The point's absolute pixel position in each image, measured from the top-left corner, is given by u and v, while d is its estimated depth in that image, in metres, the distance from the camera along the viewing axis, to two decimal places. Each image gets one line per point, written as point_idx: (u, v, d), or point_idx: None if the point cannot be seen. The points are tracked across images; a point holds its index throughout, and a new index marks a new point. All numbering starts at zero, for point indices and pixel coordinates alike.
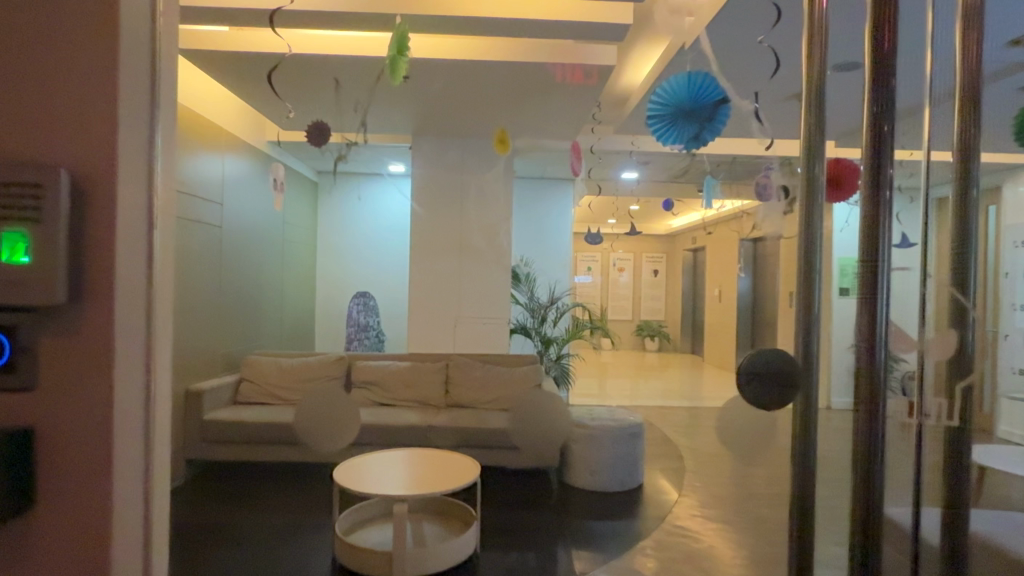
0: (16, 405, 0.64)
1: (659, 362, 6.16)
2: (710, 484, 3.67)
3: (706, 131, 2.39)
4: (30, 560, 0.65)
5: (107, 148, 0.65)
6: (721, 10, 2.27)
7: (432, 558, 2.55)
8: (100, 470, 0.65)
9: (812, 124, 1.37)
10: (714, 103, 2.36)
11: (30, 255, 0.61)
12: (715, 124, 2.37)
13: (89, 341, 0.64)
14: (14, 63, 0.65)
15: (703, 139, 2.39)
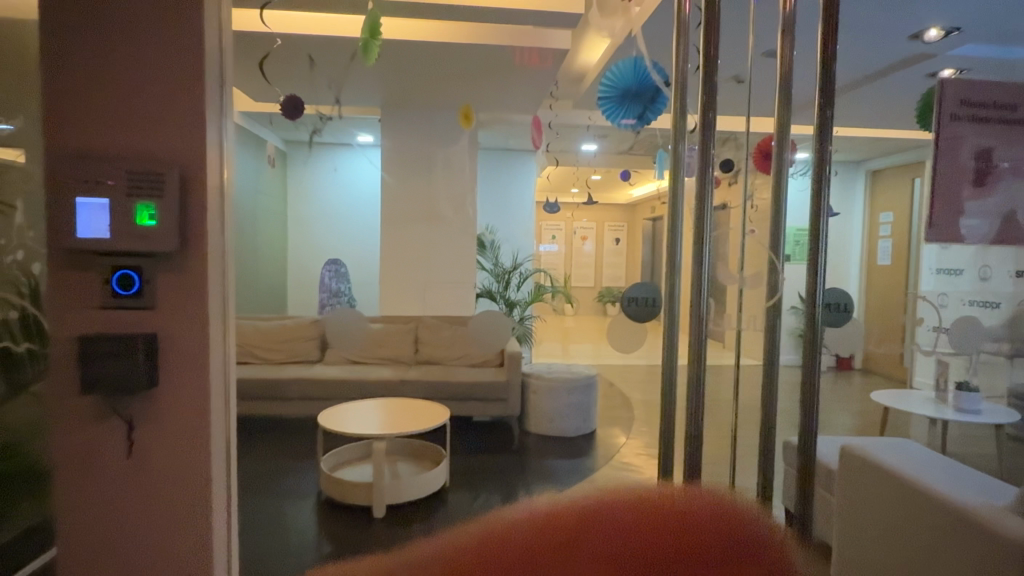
0: (143, 320, 0.90)
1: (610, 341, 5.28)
2: (655, 428, 4.13)
3: (650, 112, 2.69)
4: (155, 429, 0.93)
5: (199, 145, 0.92)
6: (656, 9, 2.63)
7: (406, 491, 2.92)
8: (202, 368, 0.92)
9: (677, 102, 1.23)
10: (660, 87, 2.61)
11: (155, 219, 0.87)
12: (658, 106, 2.66)
13: (193, 276, 0.91)
14: (133, 86, 0.91)
15: (647, 118, 2.71)
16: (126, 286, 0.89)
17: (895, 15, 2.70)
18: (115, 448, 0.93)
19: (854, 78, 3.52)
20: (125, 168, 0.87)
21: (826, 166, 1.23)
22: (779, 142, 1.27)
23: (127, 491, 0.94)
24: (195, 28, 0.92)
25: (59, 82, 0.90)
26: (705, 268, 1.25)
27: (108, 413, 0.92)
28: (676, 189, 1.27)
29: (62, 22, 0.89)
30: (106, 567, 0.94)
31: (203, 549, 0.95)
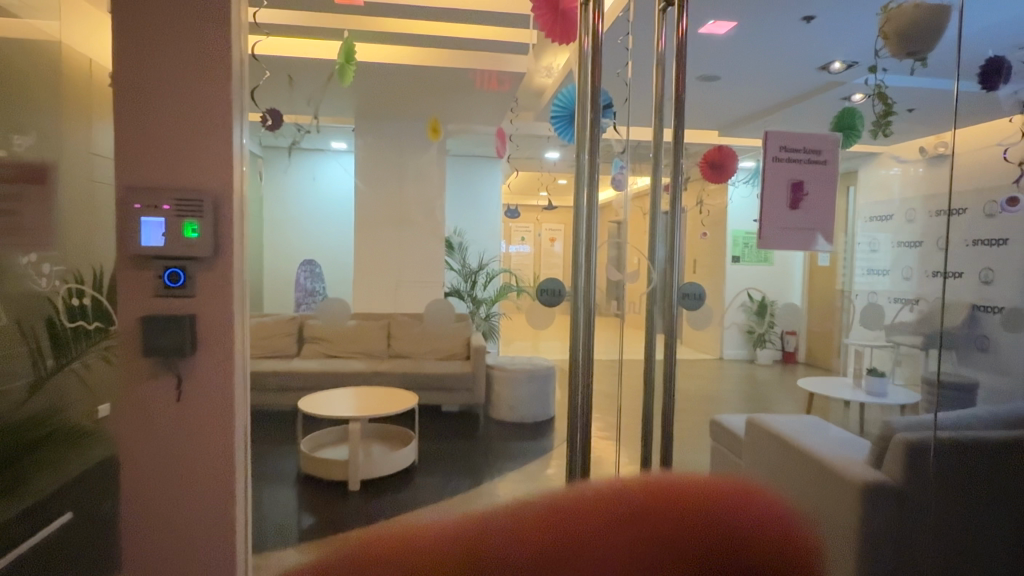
0: (186, 305, 1.21)
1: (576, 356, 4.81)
2: None
3: None
4: (196, 387, 1.22)
5: (227, 173, 1.20)
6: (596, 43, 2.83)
7: (379, 467, 3.29)
8: (230, 342, 1.22)
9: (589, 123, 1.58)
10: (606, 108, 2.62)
11: (197, 232, 1.18)
12: None
13: (223, 272, 1.22)
14: (180, 127, 1.19)
15: None
16: (173, 281, 1.19)
17: (803, 48, 3.13)
18: (162, 402, 1.22)
19: (780, 97, 3.97)
20: (174, 195, 1.18)
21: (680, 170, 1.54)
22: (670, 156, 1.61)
23: (171, 434, 1.23)
24: (223, 89, 1.20)
25: (116, 126, 1.17)
26: (589, 249, 1.60)
27: (161, 378, 1.21)
28: (580, 192, 1.62)
29: (120, 82, 1.17)
30: (154, 492, 1.24)
31: (228, 479, 1.25)
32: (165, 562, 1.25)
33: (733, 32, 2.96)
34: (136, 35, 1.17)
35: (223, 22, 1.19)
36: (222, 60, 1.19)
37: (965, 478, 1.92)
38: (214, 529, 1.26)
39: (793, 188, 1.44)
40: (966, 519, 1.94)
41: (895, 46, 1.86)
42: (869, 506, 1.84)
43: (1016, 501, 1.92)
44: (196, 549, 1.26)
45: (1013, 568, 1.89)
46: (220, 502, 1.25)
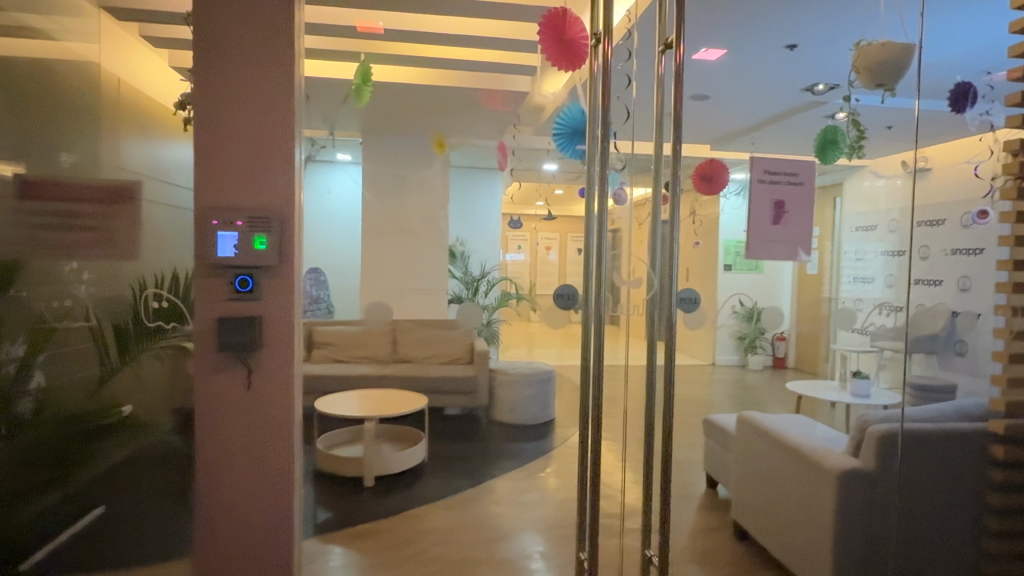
0: (254, 308, 1.39)
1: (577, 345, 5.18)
2: None
3: None
4: (260, 378, 1.41)
5: (291, 194, 1.39)
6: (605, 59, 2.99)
7: (392, 464, 3.47)
8: (290, 338, 1.41)
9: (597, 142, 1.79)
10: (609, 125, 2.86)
11: (266, 244, 1.36)
12: None
13: (285, 279, 1.40)
14: (252, 152, 1.38)
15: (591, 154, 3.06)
16: (243, 287, 1.37)
17: (793, 71, 3.35)
18: (232, 389, 1.40)
19: (772, 113, 4.17)
20: (246, 213, 1.37)
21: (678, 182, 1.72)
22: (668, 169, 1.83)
23: (240, 417, 1.41)
24: (288, 122, 1.39)
25: (197, 152, 1.36)
26: (599, 258, 1.79)
27: (231, 370, 1.40)
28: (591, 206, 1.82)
29: (199, 116, 1.36)
30: (224, 467, 1.41)
31: (286, 459, 1.43)
32: (233, 529, 1.43)
33: (724, 58, 3.20)
34: (214, 78, 1.37)
35: (285, 65, 1.39)
36: (285, 98, 1.39)
37: (940, 473, 2.08)
38: (273, 502, 1.43)
39: (776, 207, 1.64)
40: (938, 515, 2.10)
41: (866, 79, 2.09)
42: (848, 490, 2.04)
43: (974, 488, 2.10)
44: (258, 519, 1.43)
45: (968, 545, 2.11)
46: (280, 478, 1.43)
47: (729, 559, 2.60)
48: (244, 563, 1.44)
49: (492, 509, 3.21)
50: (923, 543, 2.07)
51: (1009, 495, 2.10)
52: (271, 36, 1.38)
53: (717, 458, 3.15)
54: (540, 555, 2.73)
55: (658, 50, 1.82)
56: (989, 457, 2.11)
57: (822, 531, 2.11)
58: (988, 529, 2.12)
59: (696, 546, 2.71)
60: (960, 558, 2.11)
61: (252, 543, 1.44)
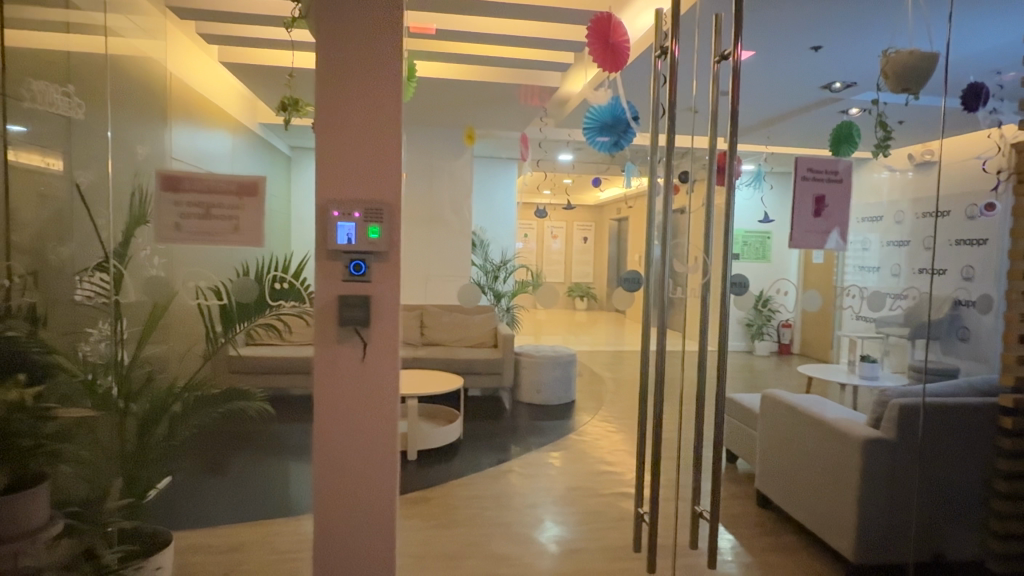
0: (368, 288, 1.59)
1: (589, 319, 5.06)
2: (618, 407, 5.02)
3: (624, 140, 3.09)
4: (371, 348, 1.60)
5: (397, 188, 1.58)
6: (641, 53, 3.13)
7: (431, 438, 3.70)
8: (397, 318, 1.61)
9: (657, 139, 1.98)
10: (633, 119, 3.11)
11: (379, 232, 1.56)
12: (630, 136, 3.07)
13: (393, 263, 1.59)
14: (364, 150, 1.57)
15: (621, 146, 3.11)
16: (357, 270, 1.57)
17: (819, 69, 3.51)
18: (348, 358, 1.60)
19: (791, 107, 4.31)
20: (362, 206, 1.56)
21: (734, 175, 1.88)
22: (715, 163, 2.02)
23: (356, 385, 1.61)
24: (395, 126, 1.57)
25: (319, 150, 1.55)
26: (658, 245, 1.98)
27: (346, 341, 1.60)
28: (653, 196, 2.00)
29: (321, 120, 1.55)
30: (340, 423, 1.61)
31: (392, 426, 1.63)
32: (345, 486, 1.63)
33: (751, 58, 3.39)
34: (335, 85, 1.55)
35: (394, 76, 1.57)
36: (393, 106, 1.57)
37: (955, 441, 2.30)
38: (381, 464, 1.64)
39: (817, 202, 1.84)
40: (955, 479, 2.32)
41: (894, 84, 2.27)
42: (870, 458, 2.26)
43: (984, 454, 2.32)
44: (366, 479, 1.64)
45: (977, 504, 2.34)
46: (387, 444, 1.63)
47: (754, 522, 2.83)
48: (353, 517, 1.64)
49: (527, 481, 3.43)
50: (938, 504, 2.31)
51: (1016, 461, 2.30)
52: (381, 50, 1.56)
53: (740, 434, 3.37)
54: (578, 519, 2.95)
55: (714, 59, 1.98)
56: (997, 427, 2.32)
57: (845, 496, 2.33)
58: (998, 491, 2.32)
59: (722, 511, 2.94)
60: (970, 515, 2.35)
61: (360, 500, 1.64)
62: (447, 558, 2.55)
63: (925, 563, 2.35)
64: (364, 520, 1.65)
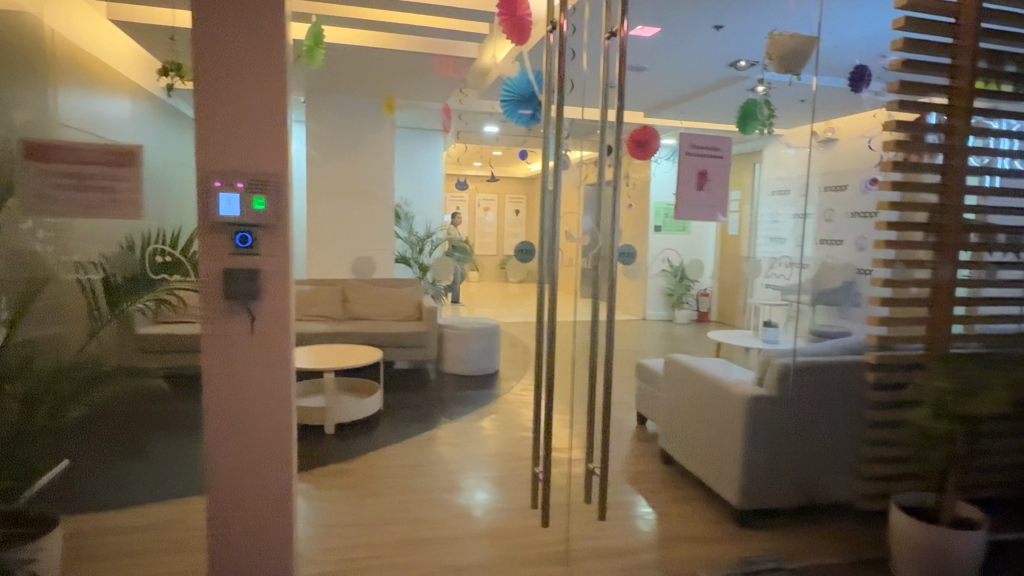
0: (258, 260, 1.57)
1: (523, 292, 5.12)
2: None
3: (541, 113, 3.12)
4: (263, 320, 1.60)
5: (284, 161, 1.56)
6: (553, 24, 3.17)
7: (352, 410, 3.70)
8: (288, 290, 1.60)
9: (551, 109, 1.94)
10: None
11: (265, 204, 1.54)
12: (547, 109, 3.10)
13: (282, 235, 1.58)
14: (248, 121, 1.54)
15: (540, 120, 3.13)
16: (243, 243, 1.55)
17: (723, 49, 3.68)
18: (238, 332, 1.58)
19: (702, 84, 4.49)
20: (246, 177, 1.54)
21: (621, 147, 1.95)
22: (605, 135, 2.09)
23: (247, 358, 1.60)
24: (280, 95, 1.55)
25: (199, 122, 1.51)
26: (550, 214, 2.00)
27: (238, 315, 1.58)
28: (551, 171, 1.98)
29: (199, 88, 1.50)
30: (232, 397, 1.60)
31: (287, 397, 1.63)
32: (238, 457, 1.64)
33: (658, 35, 3.47)
34: (213, 53, 1.50)
35: (278, 43, 1.53)
36: (278, 76, 1.54)
37: (828, 395, 2.52)
38: (276, 438, 1.64)
39: (699, 175, 1.96)
40: (827, 430, 2.55)
41: (778, 65, 2.41)
42: (753, 412, 2.46)
43: (854, 406, 2.56)
44: (261, 452, 1.64)
45: (846, 450, 2.57)
46: (281, 416, 1.64)
47: (656, 477, 3.04)
48: (248, 490, 1.65)
49: (447, 447, 3.52)
50: (813, 453, 2.54)
51: (881, 410, 2.55)
52: (262, 17, 1.52)
53: (648, 397, 3.58)
54: (493, 481, 3.07)
55: (605, 35, 2.05)
56: (864, 380, 2.55)
57: (732, 448, 2.53)
58: (867, 438, 2.57)
59: (629, 468, 3.14)
60: (841, 460, 2.60)
61: (255, 472, 1.65)
62: (364, 526, 2.60)
63: (802, 507, 2.59)
64: (259, 490, 1.66)
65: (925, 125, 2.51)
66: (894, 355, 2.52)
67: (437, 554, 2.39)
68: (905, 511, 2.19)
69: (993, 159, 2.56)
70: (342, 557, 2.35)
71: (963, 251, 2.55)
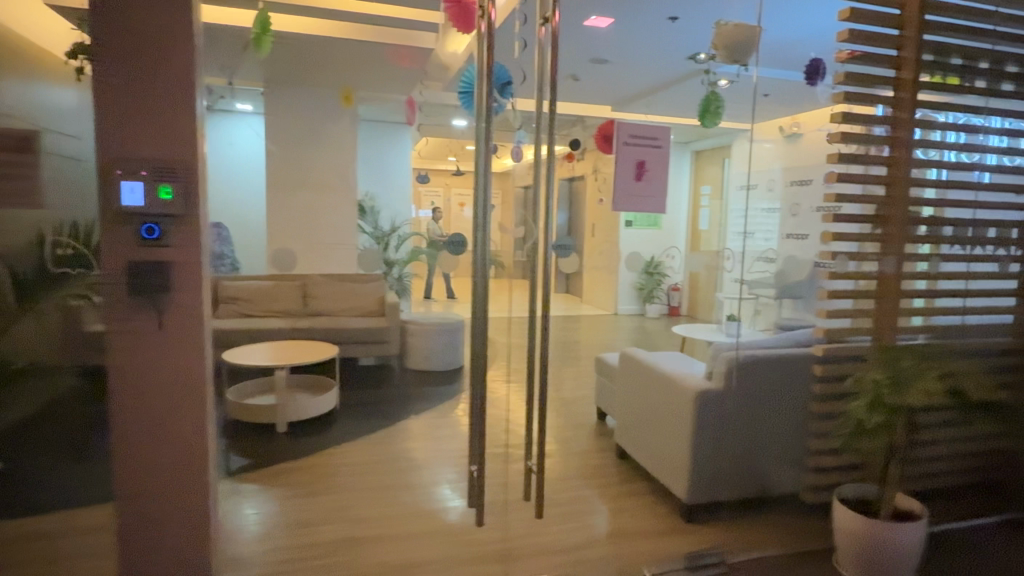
0: (165, 253, 1.49)
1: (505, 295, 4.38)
2: None
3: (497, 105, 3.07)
4: (173, 315, 1.52)
5: (193, 148, 1.49)
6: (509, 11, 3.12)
7: (304, 408, 3.62)
8: (200, 283, 1.54)
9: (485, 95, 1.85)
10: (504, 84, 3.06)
11: (171, 193, 1.47)
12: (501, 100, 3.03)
13: (192, 227, 1.51)
14: (153, 105, 1.46)
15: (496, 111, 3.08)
16: (149, 234, 1.47)
17: (682, 40, 3.65)
18: (146, 328, 1.51)
19: (665, 78, 4.49)
20: (151, 164, 1.46)
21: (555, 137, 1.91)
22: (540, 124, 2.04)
23: (158, 354, 1.53)
24: (188, 80, 1.47)
25: (100, 106, 1.43)
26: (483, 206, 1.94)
27: (145, 309, 1.50)
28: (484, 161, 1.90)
29: (98, 69, 1.42)
30: (141, 397, 1.53)
31: (201, 396, 1.57)
32: (150, 459, 1.56)
33: (613, 26, 3.43)
34: (114, 32, 1.42)
35: (185, 26, 1.46)
36: (186, 59, 1.47)
37: (774, 387, 2.51)
38: (189, 437, 1.58)
39: (638, 166, 1.92)
40: (775, 423, 2.54)
41: None
42: (700, 406, 2.43)
43: (801, 399, 2.56)
44: (174, 453, 1.58)
45: (794, 443, 2.57)
46: (195, 414, 1.57)
47: (608, 472, 3.02)
48: (162, 491, 1.59)
49: (403, 443, 3.46)
50: (760, 447, 2.54)
51: (827, 402, 2.56)
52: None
53: (607, 392, 3.56)
54: (446, 477, 3.03)
55: (540, 21, 1.99)
56: (811, 373, 2.55)
57: (681, 442, 2.51)
58: (813, 430, 2.57)
59: (582, 464, 3.11)
60: (789, 453, 2.60)
61: (168, 473, 1.58)
62: (307, 525, 2.53)
63: (750, 501, 2.58)
64: (173, 492, 1.59)
65: (871, 117, 2.51)
66: (840, 348, 2.52)
67: (379, 553, 2.34)
68: (847, 505, 2.18)
69: (939, 152, 2.56)
70: (277, 560, 2.28)
71: (909, 244, 2.56)
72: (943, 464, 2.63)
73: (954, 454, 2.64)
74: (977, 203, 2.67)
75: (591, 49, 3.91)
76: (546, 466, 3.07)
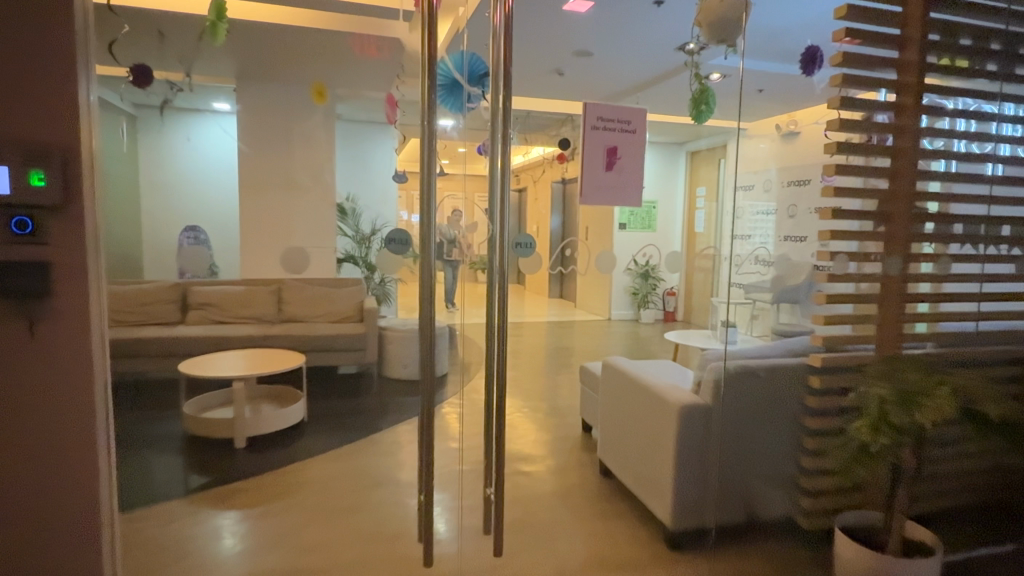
0: (42, 251, 1.29)
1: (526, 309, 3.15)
2: None
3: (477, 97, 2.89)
4: (55, 323, 1.31)
5: (74, 126, 1.28)
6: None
7: (266, 423, 3.36)
8: (86, 289, 1.32)
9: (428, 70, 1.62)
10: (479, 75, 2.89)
11: (46, 179, 1.25)
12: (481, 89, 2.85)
13: (76, 220, 1.30)
14: (25, 76, 1.24)
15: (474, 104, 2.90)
16: (21, 229, 1.25)
17: (667, 29, 3.45)
18: (19, 341, 1.29)
19: (651, 74, 4.33)
20: (20, 145, 1.24)
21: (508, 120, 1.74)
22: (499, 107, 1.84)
23: (33, 372, 1.30)
24: (65, 47, 1.26)
25: None
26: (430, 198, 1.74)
27: (18, 317, 1.28)
28: (429, 146, 1.69)
29: None
30: (15, 423, 1.30)
31: (90, 421, 1.34)
32: (28, 496, 1.33)
33: (593, 11, 3.21)
34: None
35: None
36: (62, 20, 1.25)
37: (765, 400, 2.28)
38: (76, 469, 1.35)
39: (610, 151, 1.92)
40: (766, 438, 2.31)
41: None
42: (684, 422, 2.18)
43: (795, 413, 2.32)
44: (59, 489, 1.35)
45: (787, 461, 2.34)
46: (82, 443, 1.34)
47: (590, 492, 2.78)
48: (43, 535, 1.35)
49: (373, 458, 3.22)
50: (749, 464, 2.31)
51: (823, 417, 2.31)
52: None
53: (590, 404, 3.32)
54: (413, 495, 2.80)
55: None
56: (806, 385, 2.30)
57: (664, 461, 2.27)
58: (808, 449, 2.34)
59: (563, 481, 2.87)
60: (780, 472, 2.36)
61: (53, 512, 1.35)
62: (249, 549, 2.32)
63: (739, 524, 2.36)
64: (59, 534, 1.36)
65: (873, 103, 2.28)
66: (840, 357, 2.28)
67: None
68: (848, 536, 1.95)
69: (948, 142, 2.35)
70: None
71: (913, 242, 2.33)
72: (952, 484, 2.39)
73: (964, 471, 2.40)
74: (988, 198, 2.44)
75: (572, 42, 3.74)
76: (523, 484, 2.83)
